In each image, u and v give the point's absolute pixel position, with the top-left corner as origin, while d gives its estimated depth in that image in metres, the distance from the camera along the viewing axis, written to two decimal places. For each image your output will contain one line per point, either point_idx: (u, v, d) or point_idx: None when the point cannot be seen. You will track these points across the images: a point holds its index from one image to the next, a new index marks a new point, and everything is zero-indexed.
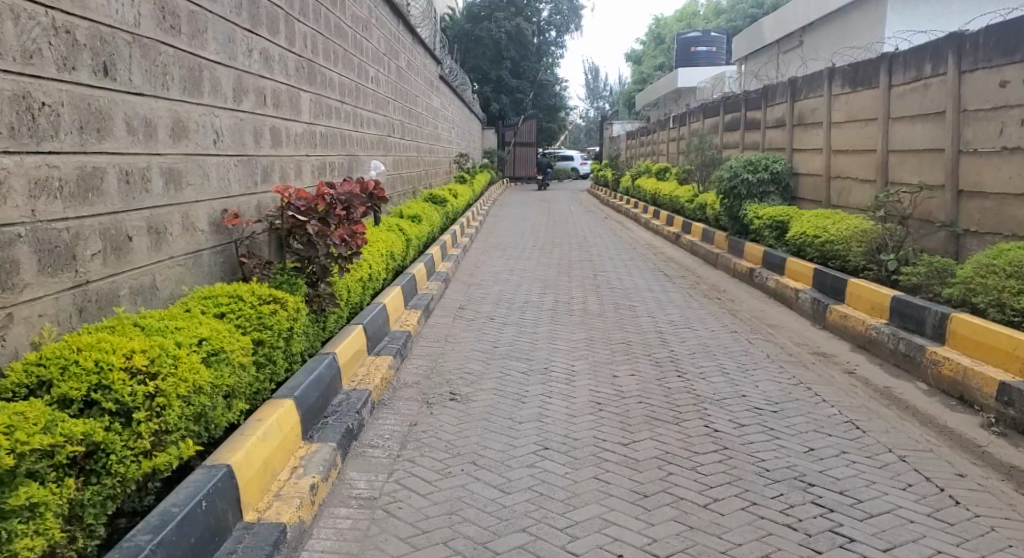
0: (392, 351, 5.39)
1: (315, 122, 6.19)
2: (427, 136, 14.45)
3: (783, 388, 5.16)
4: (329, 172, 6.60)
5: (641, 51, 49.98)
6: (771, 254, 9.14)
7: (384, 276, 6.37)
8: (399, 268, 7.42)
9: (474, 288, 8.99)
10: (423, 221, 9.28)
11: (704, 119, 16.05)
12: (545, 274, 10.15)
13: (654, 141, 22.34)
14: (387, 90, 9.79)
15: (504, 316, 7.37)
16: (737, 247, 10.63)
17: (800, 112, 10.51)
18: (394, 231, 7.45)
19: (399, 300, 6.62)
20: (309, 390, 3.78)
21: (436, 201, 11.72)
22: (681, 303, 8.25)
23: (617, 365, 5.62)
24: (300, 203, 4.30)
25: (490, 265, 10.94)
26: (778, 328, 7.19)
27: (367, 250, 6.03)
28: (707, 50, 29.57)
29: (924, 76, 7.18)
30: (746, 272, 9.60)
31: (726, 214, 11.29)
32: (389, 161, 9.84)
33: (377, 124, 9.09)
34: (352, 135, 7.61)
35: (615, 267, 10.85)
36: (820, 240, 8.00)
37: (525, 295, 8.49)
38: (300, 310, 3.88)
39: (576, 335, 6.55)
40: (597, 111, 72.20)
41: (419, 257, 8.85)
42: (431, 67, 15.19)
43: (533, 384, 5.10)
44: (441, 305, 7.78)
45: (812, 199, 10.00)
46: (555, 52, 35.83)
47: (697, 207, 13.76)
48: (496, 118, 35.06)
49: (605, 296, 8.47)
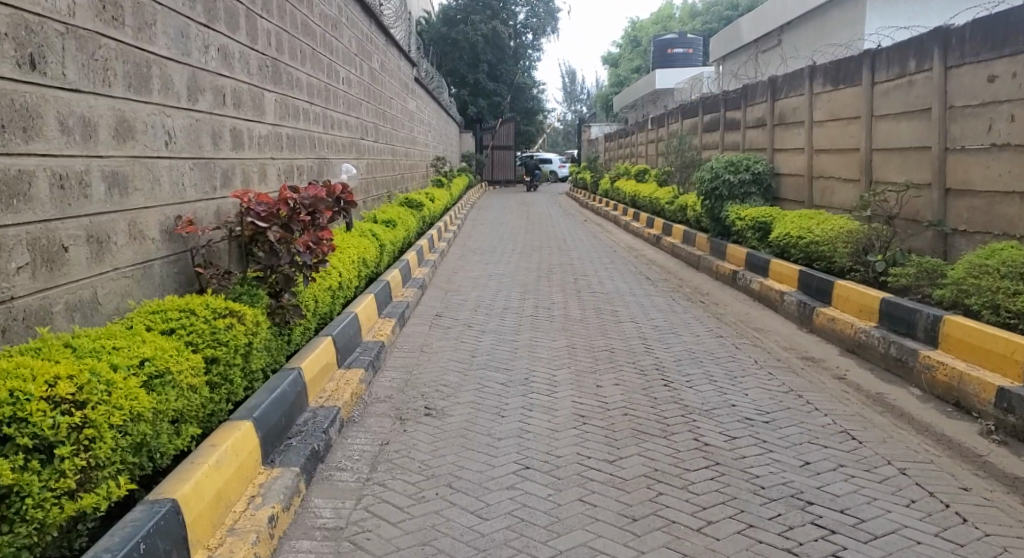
0: (365, 363, 5.12)
1: (281, 124, 5.91)
2: (403, 139, 14.19)
3: (773, 396, 4.96)
4: (297, 176, 6.32)
5: (618, 53, 49.98)
6: (754, 256, 8.96)
7: (356, 284, 6.10)
8: (373, 275, 7.16)
9: (452, 295, 8.73)
10: (398, 225, 9.01)
11: (683, 120, 15.90)
12: (525, 279, 9.91)
13: (632, 143, 22.21)
14: (359, 92, 9.52)
15: (483, 324, 7.13)
16: (719, 249, 10.45)
17: (781, 112, 10.35)
18: (367, 237, 7.18)
19: (372, 308, 6.35)
20: (271, 410, 3.51)
21: (412, 205, 11.47)
22: (665, 307, 8.04)
23: (600, 374, 5.39)
24: (261, 208, 3.98)
25: (468, 270, 10.69)
26: (764, 333, 7.00)
27: (337, 257, 5.76)
28: (684, 51, 29.52)
29: (908, 72, 7.01)
30: (729, 275, 9.41)
31: (708, 216, 11.11)
32: (363, 164, 9.57)
33: (349, 127, 8.82)
34: (321, 137, 7.34)
35: (596, 271, 10.64)
36: (805, 241, 7.82)
37: (504, 301, 8.25)
38: (260, 323, 3.61)
39: (557, 343, 6.32)
40: (574, 114, 72.18)
41: (395, 263, 8.59)
42: (406, 69, 14.93)
43: (512, 397, 4.85)
44: (417, 313, 7.51)
45: (794, 199, 9.83)
46: (532, 54, 35.68)
47: (677, 209, 13.59)
48: (474, 121, 34.82)
49: (586, 300, 8.25)
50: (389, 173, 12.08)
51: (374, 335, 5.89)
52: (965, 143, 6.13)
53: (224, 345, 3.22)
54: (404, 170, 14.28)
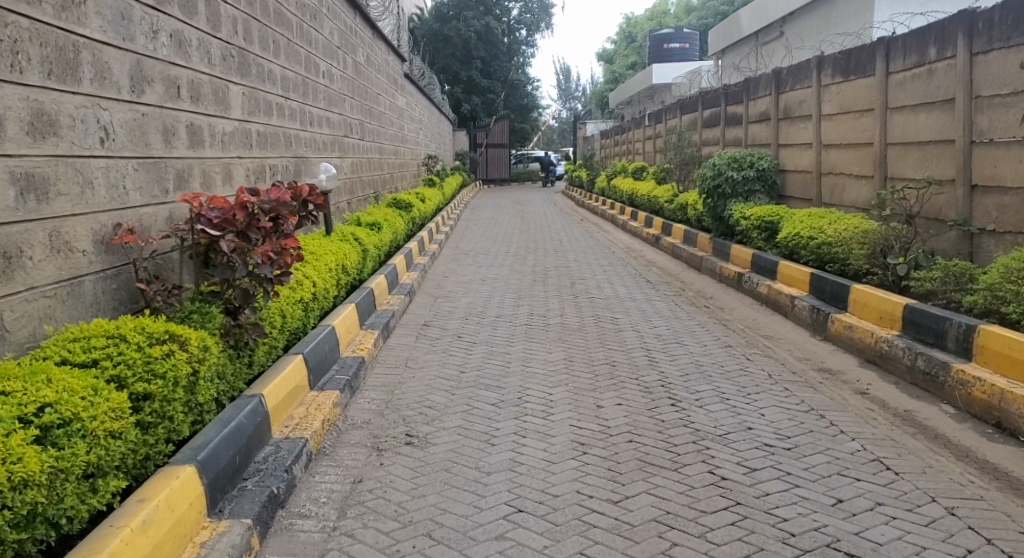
0: (341, 384, 4.63)
1: (250, 120, 5.41)
2: (391, 137, 13.70)
3: (794, 416, 4.48)
4: (269, 177, 5.83)
5: (613, 50, 49.50)
6: (761, 257, 8.49)
7: (334, 294, 5.61)
8: (355, 282, 6.68)
9: (442, 302, 8.25)
10: (384, 228, 8.53)
11: (682, 116, 15.43)
12: (519, 283, 9.43)
13: (629, 140, 21.76)
14: (342, 87, 9.02)
15: (474, 334, 6.65)
16: (722, 250, 9.98)
17: (786, 105, 9.87)
18: (348, 241, 6.70)
19: (353, 319, 5.87)
20: (221, 448, 3.02)
21: (400, 206, 10.99)
22: (668, 313, 7.57)
23: (601, 392, 4.91)
24: (214, 215, 3.45)
25: (460, 274, 10.22)
26: (775, 341, 6.53)
27: (312, 265, 5.27)
28: (681, 46, 29.10)
29: (927, 61, 6.53)
30: (734, 277, 8.94)
31: (711, 215, 10.63)
32: (346, 163, 9.08)
33: (331, 124, 8.32)
34: (299, 135, 6.85)
35: (594, 274, 10.16)
36: (817, 241, 7.35)
37: (497, 308, 7.77)
38: (209, 348, 3.12)
39: (553, 356, 5.84)
40: (569, 111, 71.71)
41: (381, 268, 8.11)
42: (394, 65, 14.41)
43: (504, 421, 4.37)
44: (404, 322, 7.03)
45: (802, 197, 9.36)
46: (526, 51, 35.19)
47: (677, 208, 13.12)
48: (467, 119, 34.32)
49: (583, 307, 7.77)
50: (376, 173, 11.58)
51: (354, 350, 5.41)
52: (993, 135, 5.66)
53: (161, 378, 2.73)
54: (394, 169, 13.79)
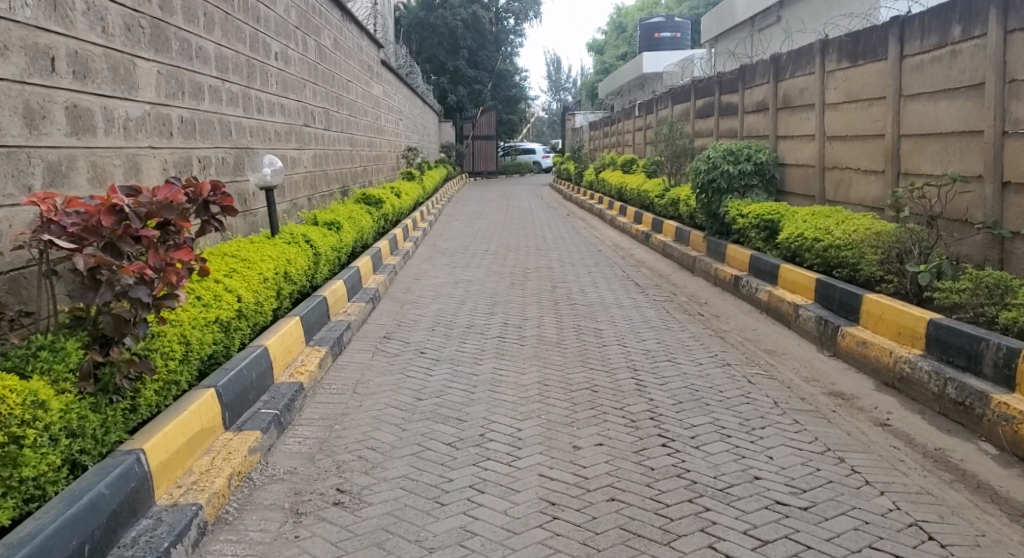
0: (263, 420, 3.85)
1: (170, 104, 4.62)
2: (365, 128, 12.90)
3: (807, 462, 3.76)
4: (198, 171, 5.04)
5: (603, 40, 48.76)
6: (759, 260, 7.77)
7: (271, 308, 4.84)
8: (304, 291, 5.91)
9: (409, 309, 7.48)
10: (345, 228, 7.74)
11: (674, 106, 14.68)
12: (497, 286, 8.67)
13: (618, 132, 20.99)
14: (301, 72, 8.21)
15: (438, 349, 5.88)
16: (716, 250, 9.24)
17: (785, 94, 9.13)
18: (296, 244, 5.92)
19: (296, 334, 5.11)
20: (59, 538, 2.25)
21: (369, 202, 10.22)
22: (657, 323, 6.83)
23: (579, 427, 4.17)
24: (71, 221, 2.65)
25: (433, 275, 9.45)
26: (778, 358, 5.79)
27: (241, 275, 4.50)
28: (672, 36, 28.39)
29: (949, 42, 5.78)
30: (730, 281, 8.21)
31: (704, 212, 9.91)
32: (306, 155, 8.28)
33: (286, 112, 7.52)
34: (242, 123, 6.05)
35: (578, 276, 9.42)
36: (823, 244, 6.61)
37: (468, 317, 7.00)
38: (49, 404, 2.46)
39: (526, 378, 5.09)
40: (559, 103, 70.86)
41: (340, 272, 7.33)
42: (369, 50, 13.58)
43: (460, 469, 3.62)
44: (361, 335, 6.26)
45: (803, 194, 8.62)
46: (514, 41, 34.34)
47: (668, 204, 12.38)
48: (453, 110, 33.48)
49: (564, 316, 7.01)
50: (346, 165, 10.79)
51: (291, 375, 4.63)
52: None
53: None
54: (368, 162, 13.00)
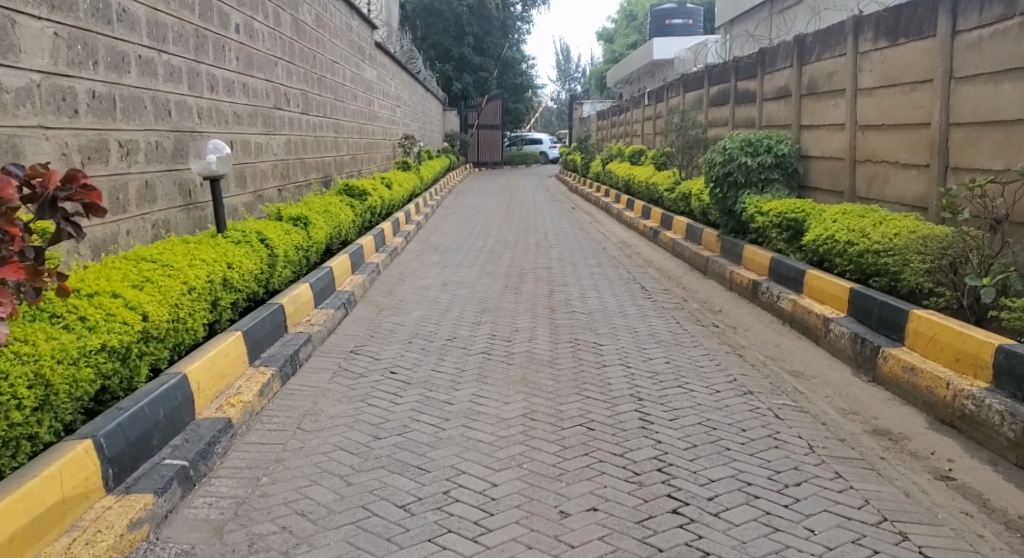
0: (160, 478, 3.01)
1: (75, 74, 3.82)
2: (355, 113, 12.07)
3: (859, 540, 2.91)
4: (116, 158, 4.23)
5: (613, 29, 47.74)
6: (781, 264, 6.91)
7: (197, 325, 4.01)
8: (252, 299, 5.09)
9: (387, 316, 6.66)
10: (317, 224, 6.93)
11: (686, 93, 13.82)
12: (488, 290, 7.85)
13: (627, 121, 20.12)
14: (269, 47, 7.43)
15: (410, 369, 5.04)
16: (733, 251, 8.38)
17: (810, 78, 8.23)
18: (247, 245, 5.10)
19: (234, 355, 4.29)
20: None
21: (352, 194, 9.42)
22: (666, 337, 6.01)
23: (568, 482, 3.32)
24: None
25: (420, 276, 8.64)
26: (807, 384, 4.94)
27: (154, 287, 3.67)
28: (684, 22, 27.49)
29: (1016, 13, 4.90)
30: (748, 287, 7.37)
31: (718, 208, 9.05)
32: (274, 142, 7.49)
33: (249, 93, 6.73)
34: (185, 101, 5.28)
35: (579, 278, 8.58)
36: (856, 248, 5.75)
37: (451, 328, 6.18)
38: None
39: (508, 409, 4.25)
40: (568, 93, 69.79)
41: (308, 274, 6.52)
42: (360, 30, 12.75)
43: (408, 547, 2.80)
44: (325, 350, 5.44)
45: (829, 190, 7.73)
46: (521, 27, 33.44)
47: (679, 199, 11.53)
48: (458, 97, 32.57)
49: (559, 327, 6.18)
50: (329, 154, 9.99)
51: (219, 408, 3.80)
52: None
53: None
54: (358, 151, 12.21)
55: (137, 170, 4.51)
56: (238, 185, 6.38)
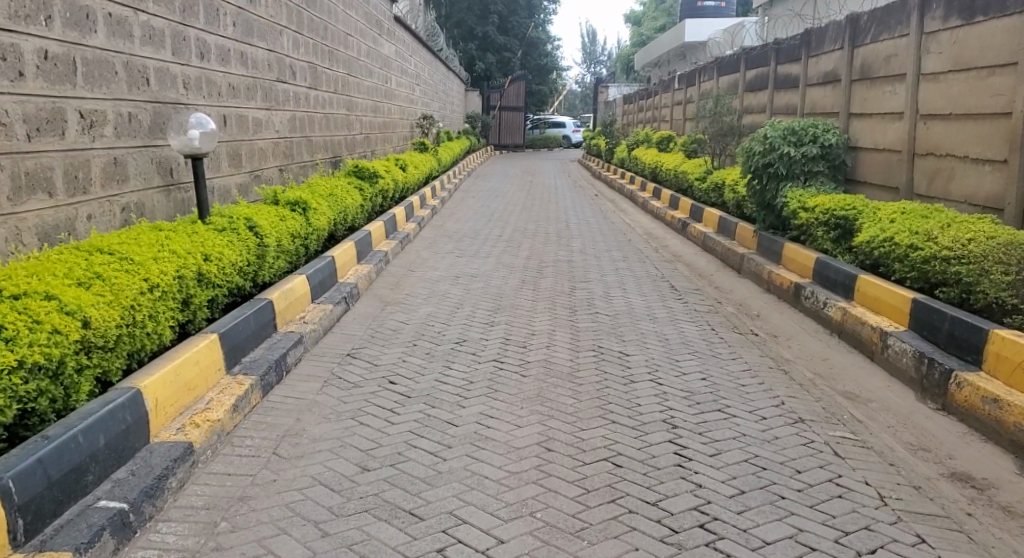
0: (84, 529, 2.45)
1: (19, 29, 3.26)
2: (370, 90, 11.47)
3: None
4: (78, 130, 3.68)
5: (641, 12, 46.79)
6: (828, 267, 6.26)
7: (159, 328, 3.43)
8: (234, 295, 4.51)
9: (392, 313, 6.10)
10: (319, 209, 6.37)
11: (721, 77, 13.15)
12: (503, 285, 7.27)
13: (655, 106, 19.44)
14: (273, 14, 6.84)
15: (411, 380, 4.47)
16: (771, 249, 7.72)
17: (863, 62, 7.52)
18: (232, 234, 4.53)
19: (206, 363, 3.71)
20: None
21: (362, 176, 8.84)
22: (700, 347, 5.39)
23: (591, 543, 2.74)
24: None
25: (432, 267, 8.07)
26: (865, 410, 4.29)
27: (105, 286, 3.10)
28: (716, 5, 26.77)
29: None
30: (789, 290, 6.72)
31: (756, 201, 8.37)
32: (277, 118, 6.91)
33: (248, 63, 6.15)
34: (167, 69, 4.70)
35: (602, 274, 7.96)
36: (919, 253, 5.09)
37: (460, 331, 5.60)
38: None
39: (520, 435, 3.65)
40: (593, 77, 68.82)
41: (307, 265, 5.96)
42: (379, 3, 12.14)
43: None
44: (319, 352, 4.87)
45: (881, 185, 7.04)
46: (548, 7, 32.68)
47: (710, 190, 10.87)
48: (481, 78, 31.88)
49: (580, 334, 5.58)
50: (339, 133, 9.41)
51: (181, 429, 3.23)
52: None
53: None
54: (372, 130, 11.63)
55: (103, 146, 3.93)
56: (232, 164, 5.81)
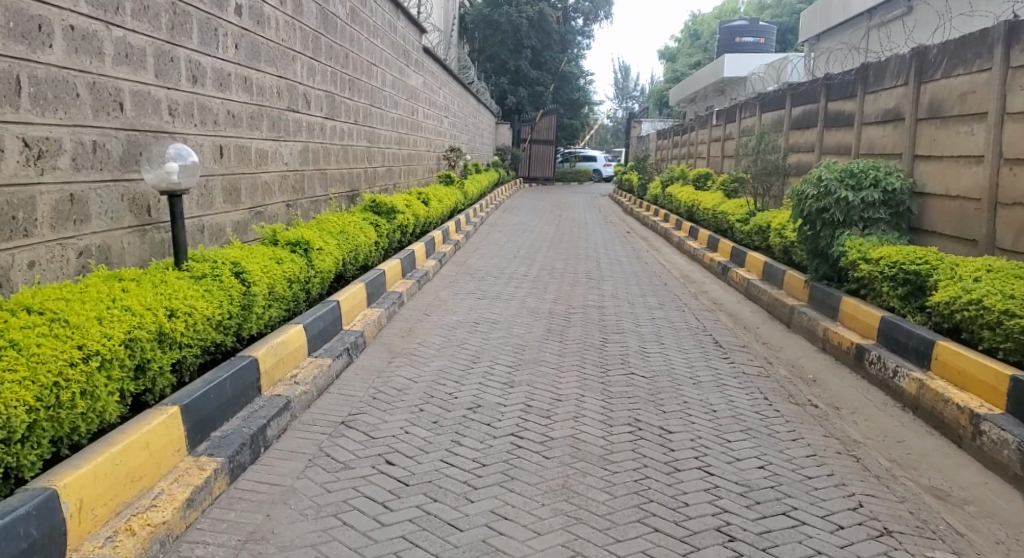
0: None
1: None
2: (394, 121, 10.93)
3: None
4: (18, 158, 3.15)
5: (676, 47, 46.36)
6: (898, 329, 5.49)
7: (100, 408, 2.82)
8: (209, 354, 3.88)
9: (401, 367, 5.43)
10: (325, 249, 5.76)
11: (764, 113, 12.49)
12: (527, 334, 6.58)
13: (690, 142, 18.79)
14: (285, 38, 6.30)
15: (414, 460, 3.80)
16: (826, 302, 6.95)
17: (932, 99, 6.82)
18: (211, 284, 3.92)
19: (159, 445, 3.08)
20: None
21: (380, 212, 8.24)
22: (752, 422, 4.64)
23: None
24: None
25: (451, 311, 7.41)
26: (961, 514, 3.52)
27: (18, 360, 2.52)
28: (754, 41, 26.29)
29: None
30: (850, 353, 5.96)
31: (807, 249, 7.62)
32: (285, 149, 6.33)
33: (252, 89, 5.58)
34: (148, 93, 4.12)
35: (638, 324, 7.23)
36: (1016, 320, 4.35)
37: (475, 393, 4.92)
38: None
39: (540, 549, 2.99)
40: (626, 112, 68.45)
41: (307, 311, 5.33)
42: (407, 32, 11.64)
43: None
44: (310, 420, 4.21)
45: (955, 235, 6.29)
46: (581, 42, 32.34)
47: (753, 232, 10.13)
48: (513, 111, 31.46)
49: (612, 401, 4.87)
50: (358, 166, 8.84)
51: (111, 539, 2.61)
52: None
53: None
54: (395, 163, 11.06)
55: (55, 180, 3.37)
56: (228, 201, 5.22)
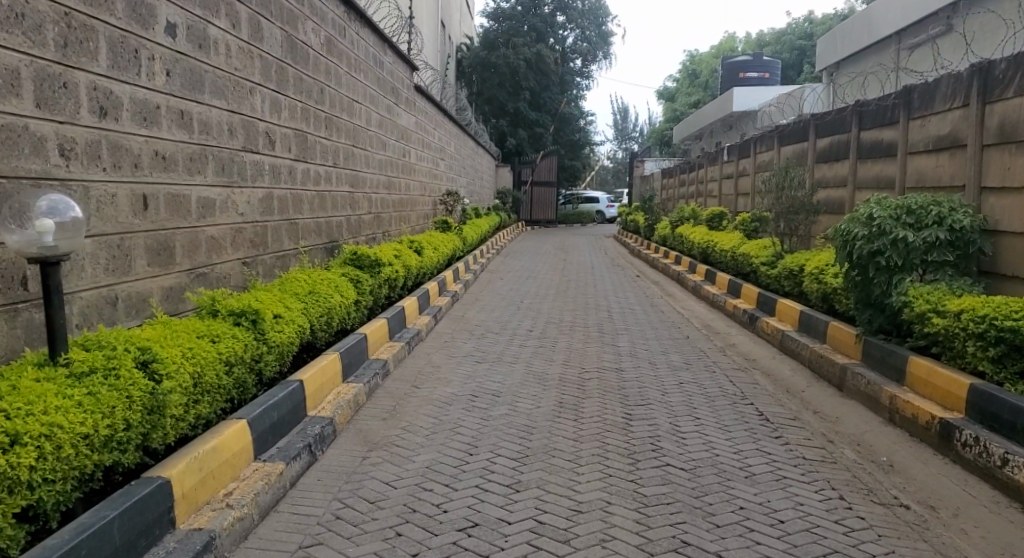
0: None
1: None
2: (382, 164, 9.93)
3: None
4: None
5: (674, 87, 45.82)
6: (995, 402, 4.41)
7: None
8: (94, 484, 2.79)
9: (377, 465, 4.33)
10: (285, 317, 4.70)
11: (785, 146, 11.53)
12: (534, 410, 5.47)
13: (699, 179, 17.82)
14: (239, 66, 5.32)
15: None
16: (888, 362, 5.86)
17: (1001, 119, 5.81)
18: (99, 386, 2.86)
19: None
20: None
21: (361, 265, 7.17)
22: (831, 539, 3.54)
23: None
24: None
25: (444, 381, 6.31)
26: None
27: None
28: (758, 76, 25.60)
29: None
30: (931, 430, 4.85)
31: (856, 297, 6.53)
32: (239, 196, 5.31)
33: (192, 126, 4.58)
34: (22, 126, 3.15)
35: (664, 392, 6.12)
36: None
37: (470, 502, 3.83)
38: None
39: None
40: (625, 153, 67.86)
41: (256, 398, 4.23)
42: (396, 67, 10.71)
43: None
44: None
45: None
46: (580, 83, 31.67)
47: (782, 275, 9.05)
48: (512, 154, 30.57)
49: (648, 510, 3.77)
50: (337, 213, 7.81)
51: None
52: None
53: None
54: (384, 209, 10.03)
55: None
56: (155, 263, 4.17)
